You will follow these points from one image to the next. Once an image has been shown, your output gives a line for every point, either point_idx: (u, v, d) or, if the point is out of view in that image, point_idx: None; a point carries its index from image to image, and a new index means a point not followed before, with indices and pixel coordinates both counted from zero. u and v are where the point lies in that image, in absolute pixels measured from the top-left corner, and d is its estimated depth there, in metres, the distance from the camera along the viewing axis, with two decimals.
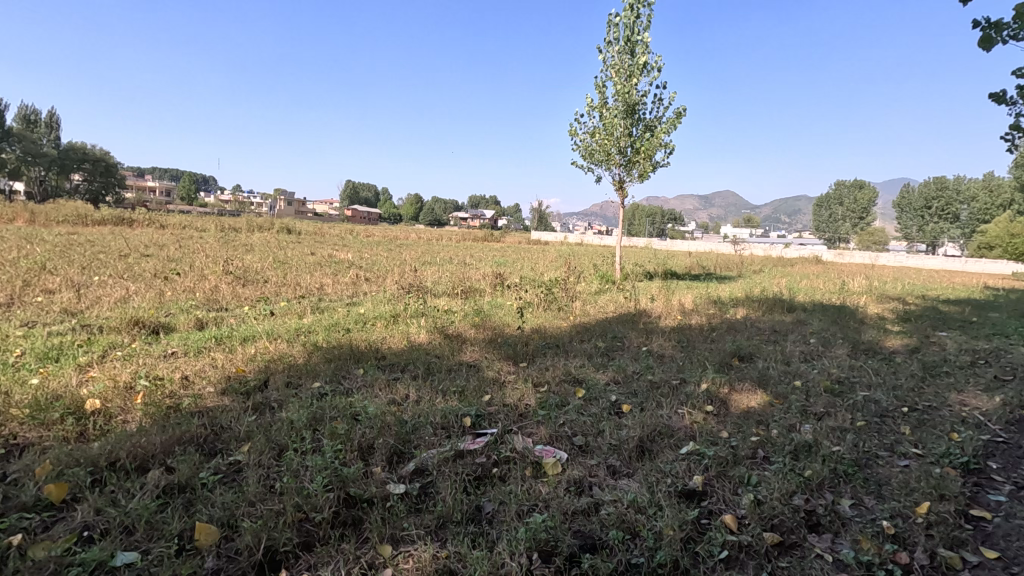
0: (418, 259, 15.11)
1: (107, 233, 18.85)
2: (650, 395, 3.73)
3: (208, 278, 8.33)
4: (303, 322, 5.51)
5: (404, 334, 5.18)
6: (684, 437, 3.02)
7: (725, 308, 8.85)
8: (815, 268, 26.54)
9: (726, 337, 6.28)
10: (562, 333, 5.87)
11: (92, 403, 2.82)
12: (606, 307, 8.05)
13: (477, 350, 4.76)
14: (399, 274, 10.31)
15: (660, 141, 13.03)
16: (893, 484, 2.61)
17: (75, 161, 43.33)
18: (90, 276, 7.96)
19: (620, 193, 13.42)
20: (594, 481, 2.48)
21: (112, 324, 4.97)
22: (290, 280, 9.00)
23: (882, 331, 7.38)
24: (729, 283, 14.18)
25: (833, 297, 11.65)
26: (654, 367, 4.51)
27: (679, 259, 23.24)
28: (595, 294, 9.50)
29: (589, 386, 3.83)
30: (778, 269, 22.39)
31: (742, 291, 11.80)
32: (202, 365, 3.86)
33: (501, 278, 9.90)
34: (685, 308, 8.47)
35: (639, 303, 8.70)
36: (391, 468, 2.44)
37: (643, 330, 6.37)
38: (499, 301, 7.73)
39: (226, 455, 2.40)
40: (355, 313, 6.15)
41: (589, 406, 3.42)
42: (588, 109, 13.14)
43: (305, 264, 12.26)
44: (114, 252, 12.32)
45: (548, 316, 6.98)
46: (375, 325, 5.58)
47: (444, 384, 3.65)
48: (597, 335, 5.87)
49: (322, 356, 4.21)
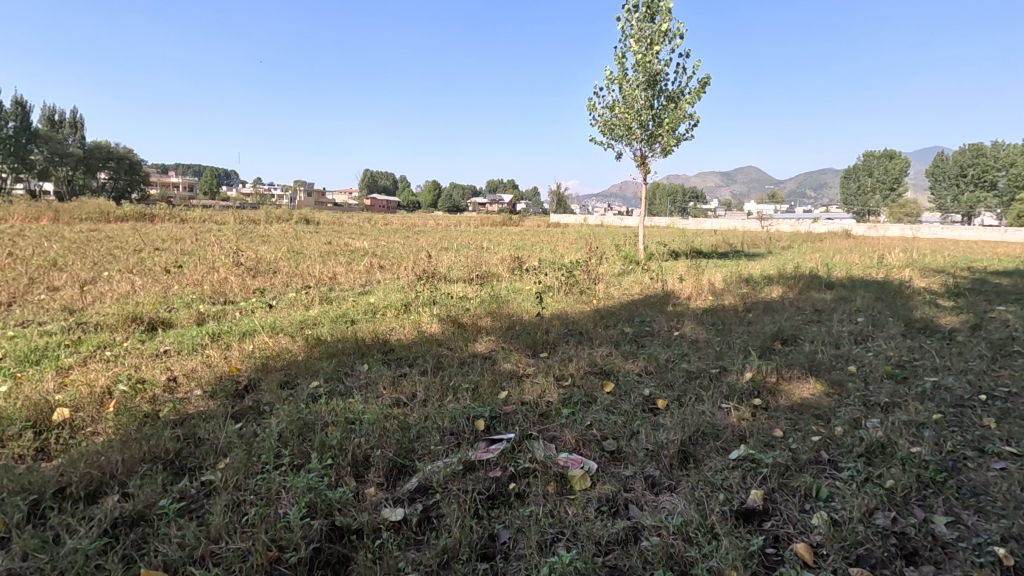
0: (434, 245, 14.77)
1: (128, 228, 19.04)
2: (688, 388, 3.30)
3: (218, 270, 8.10)
4: (308, 314, 5.20)
5: (414, 324, 4.84)
6: (733, 439, 2.60)
7: (758, 286, 8.32)
8: (846, 241, 25.46)
9: (764, 318, 5.78)
10: (585, 319, 5.45)
11: (59, 413, 2.51)
12: (631, 289, 7.62)
13: (493, 340, 4.39)
14: (413, 261, 9.98)
15: (684, 113, 12.37)
16: (996, 495, 2.14)
17: (100, 160, 44.38)
18: (99, 272, 7.81)
19: (642, 170, 12.84)
20: (630, 497, 2.08)
21: (108, 322, 4.71)
22: (302, 270, 8.75)
23: (935, 307, 6.77)
24: (758, 260, 13.54)
25: (872, 272, 10.97)
26: (689, 355, 4.08)
27: (702, 236, 22.43)
28: (619, 276, 9.03)
29: (618, 379, 3.41)
30: (808, 245, 21.48)
31: (775, 268, 11.19)
32: (194, 364, 3.55)
33: (519, 261, 9.48)
34: (715, 287, 7.95)
35: (666, 283, 8.21)
36: (390, 488, 2.07)
37: (673, 313, 5.93)
38: (517, 285, 7.34)
39: (198, 475, 2.06)
40: (364, 303, 5.82)
41: (619, 403, 3.00)
42: (606, 82, 12.53)
43: (320, 253, 12.03)
44: (130, 247, 12.30)
45: (570, 300, 6.55)
46: (385, 316, 5.24)
47: (455, 380, 3.27)
48: (623, 319, 5.46)
49: (324, 352, 3.87)
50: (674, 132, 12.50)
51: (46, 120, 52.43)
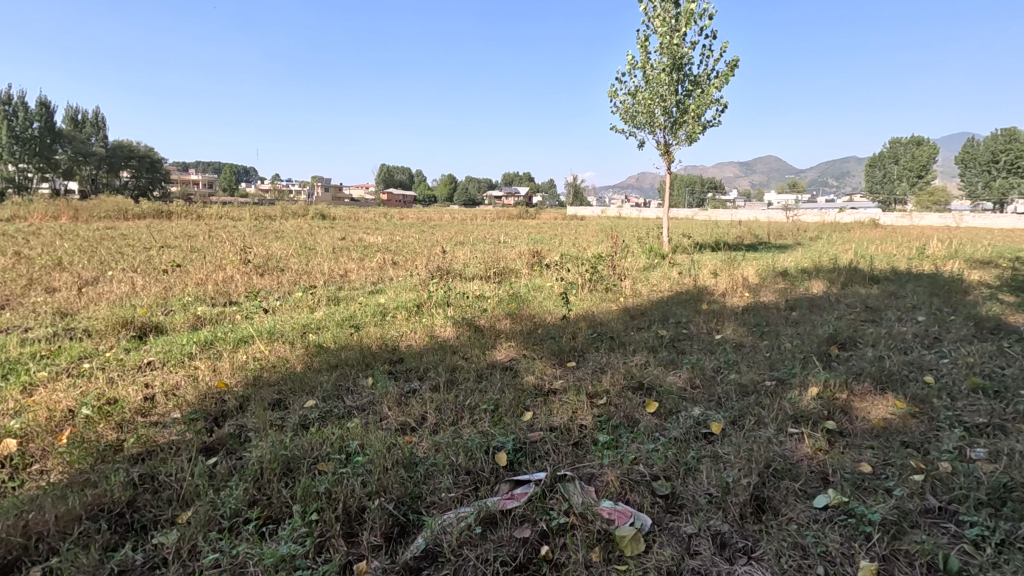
0: (451, 240, 14.35)
1: (144, 227, 18.94)
2: (745, 407, 2.81)
3: (225, 268, 7.76)
4: (312, 316, 4.79)
5: (426, 329, 4.40)
6: (813, 479, 2.10)
7: (797, 281, 7.72)
8: (876, 231, 24.50)
9: (812, 318, 5.22)
10: (614, 320, 4.96)
11: (3, 447, 2.13)
12: (660, 285, 7.09)
13: (514, 346, 3.93)
14: (428, 257, 9.56)
15: (711, 98, 11.72)
16: None
17: (122, 158, 44.87)
18: (103, 272, 7.51)
19: (667, 159, 12.24)
20: (697, 567, 1.62)
21: (96, 328, 4.35)
22: (312, 267, 8.37)
23: (1000, 304, 6.12)
24: (789, 252, 12.87)
25: (915, 264, 10.25)
26: (739, 364, 3.57)
27: (724, 228, 21.74)
28: (645, 271, 8.50)
29: (660, 396, 2.93)
30: (836, 235, 20.64)
31: (811, 261, 10.53)
32: (177, 378, 3.16)
33: (539, 256, 9.01)
34: (751, 282, 7.38)
35: (697, 278, 7.66)
36: (390, 554, 1.63)
37: (709, 312, 5.41)
38: (537, 283, 6.87)
39: (148, 536, 1.65)
40: (374, 303, 5.40)
41: (667, 429, 2.53)
42: (629, 67, 11.94)
43: (333, 249, 11.66)
44: (142, 245, 12.09)
45: (595, 299, 6.05)
46: (395, 318, 4.82)
47: (472, 398, 2.82)
48: (656, 320, 4.95)
49: (324, 362, 3.45)
50: (700, 119, 11.87)
51: (70, 120, 53.21)
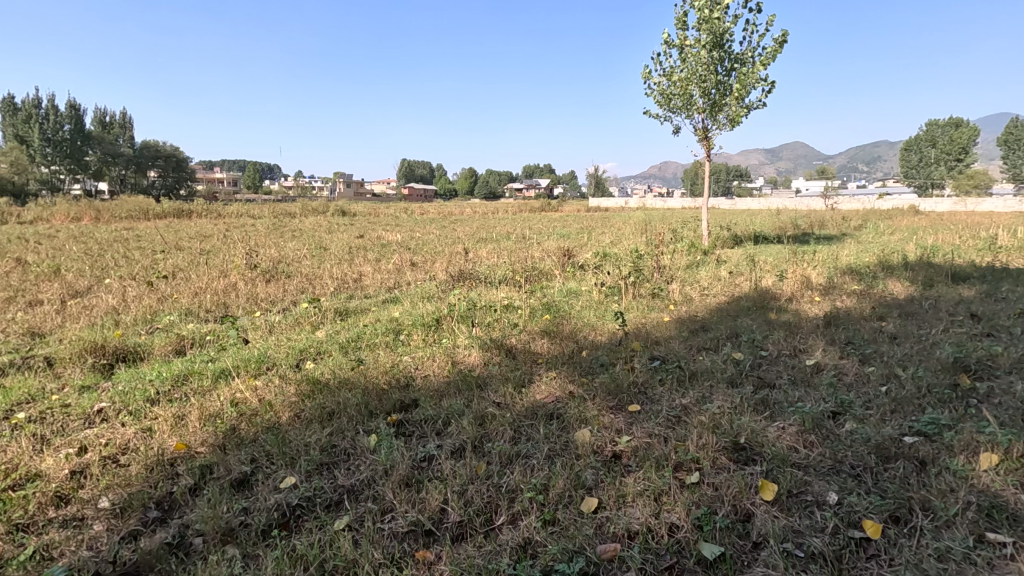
0: (473, 236, 13.59)
1: (163, 226, 18.66)
2: (900, 488, 1.97)
3: (229, 275, 7.11)
4: (312, 336, 4.07)
5: (447, 353, 3.62)
6: None
7: (867, 281, 6.75)
8: (921, 219, 23.02)
9: (913, 330, 4.31)
10: (672, 337, 4.12)
11: None
12: (711, 290, 6.23)
13: (556, 381, 3.12)
14: (449, 257, 8.82)
15: (755, 77, 10.74)
16: None
17: (149, 159, 45.34)
18: (99, 280, 6.93)
19: (706, 146, 11.29)
20: None
21: (58, 356, 3.69)
22: (324, 271, 7.69)
23: None
24: (841, 245, 11.78)
25: (992, 256, 9.17)
26: (857, 407, 2.72)
27: (759, 218, 20.59)
28: (689, 270, 7.64)
29: (772, 469, 2.10)
30: (881, 223, 19.33)
31: (871, 255, 9.49)
32: (124, 436, 2.45)
33: (571, 255, 8.18)
34: (816, 284, 6.46)
35: (752, 281, 6.75)
36: None
37: (784, 323, 4.54)
38: (573, 288, 6.07)
39: None
40: (386, 317, 4.66)
41: (802, 536, 1.72)
42: (665, 47, 11.02)
43: (350, 249, 11.02)
44: (152, 247, 11.61)
45: (641, 309, 5.21)
46: (410, 337, 4.07)
47: (512, 476, 2.04)
48: (724, 336, 4.10)
49: (318, 407, 2.71)
50: (743, 100, 10.90)
51: (98, 121, 53.85)
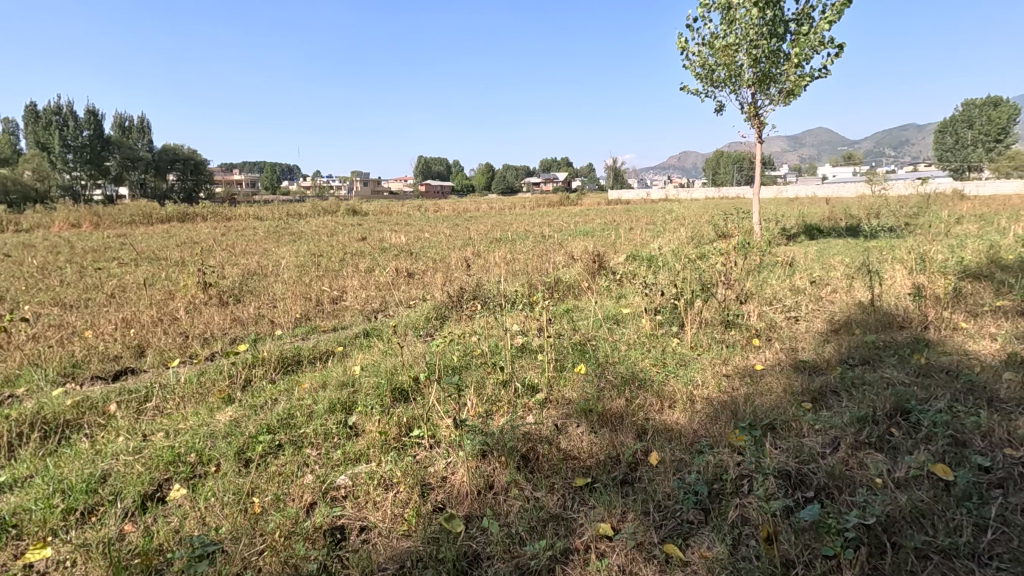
0: (486, 237, 12.03)
1: (160, 231, 17.41)
2: None
3: (175, 299, 5.65)
4: (209, 420, 2.55)
5: (413, 471, 2.06)
6: None
7: (1006, 290, 4.99)
8: (977, 203, 20.82)
9: None
10: (791, 415, 2.50)
11: None
12: (798, 313, 4.58)
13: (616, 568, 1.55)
14: (454, 266, 7.29)
15: (818, 39, 8.91)
16: None
17: (167, 162, 44.56)
18: (14, 308, 5.51)
19: (756, 124, 9.54)
20: None
21: None
22: (298, 288, 6.21)
23: None
24: (920, 236, 9.95)
25: None
26: None
27: (800, 206, 18.68)
28: (755, 278, 5.98)
29: None
30: (941, 209, 17.26)
31: (972, 250, 7.68)
32: None
33: (604, 260, 6.56)
34: (939, 296, 4.75)
35: (849, 295, 5.04)
36: None
37: (957, 377, 2.87)
38: (613, 314, 4.47)
39: None
40: (340, 372, 3.12)
41: None
42: (707, 9, 9.32)
43: (345, 255, 9.57)
44: (127, 258, 10.26)
45: (717, 350, 3.58)
46: (364, 422, 2.52)
47: None
48: (882, 412, 2.46)
49: None
50: (803, 67, 9.09)
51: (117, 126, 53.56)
